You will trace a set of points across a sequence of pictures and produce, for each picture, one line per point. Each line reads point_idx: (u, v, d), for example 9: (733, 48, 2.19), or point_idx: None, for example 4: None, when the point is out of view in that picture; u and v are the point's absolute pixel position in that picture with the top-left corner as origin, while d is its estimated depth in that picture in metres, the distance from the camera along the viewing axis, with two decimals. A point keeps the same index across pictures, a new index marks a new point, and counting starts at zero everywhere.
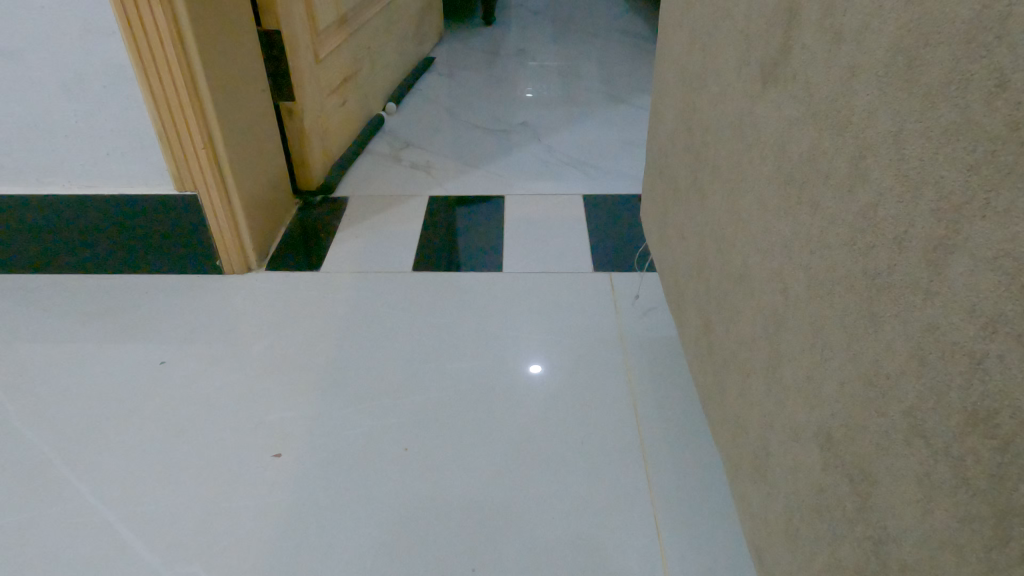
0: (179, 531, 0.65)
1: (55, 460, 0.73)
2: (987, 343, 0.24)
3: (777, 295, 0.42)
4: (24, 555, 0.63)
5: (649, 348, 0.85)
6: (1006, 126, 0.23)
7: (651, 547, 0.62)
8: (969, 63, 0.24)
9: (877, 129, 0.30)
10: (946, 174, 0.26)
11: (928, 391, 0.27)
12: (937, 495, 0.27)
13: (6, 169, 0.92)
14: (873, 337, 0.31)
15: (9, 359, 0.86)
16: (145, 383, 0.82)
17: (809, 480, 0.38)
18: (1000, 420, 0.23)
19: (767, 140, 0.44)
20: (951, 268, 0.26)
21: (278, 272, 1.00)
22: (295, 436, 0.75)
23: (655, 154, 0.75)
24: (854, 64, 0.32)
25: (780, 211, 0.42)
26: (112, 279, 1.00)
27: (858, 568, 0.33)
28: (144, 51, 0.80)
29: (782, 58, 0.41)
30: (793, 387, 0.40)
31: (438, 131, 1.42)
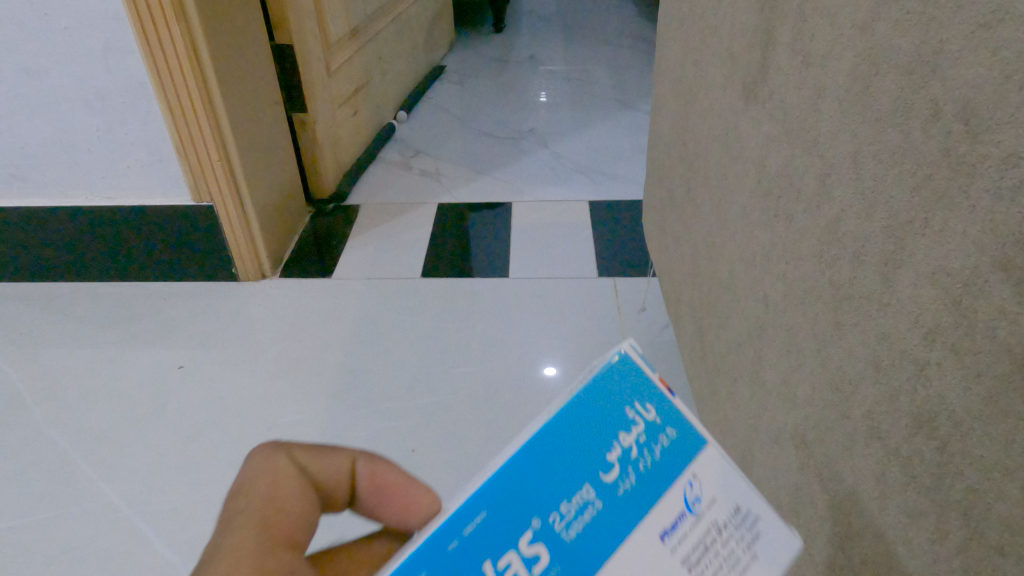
0: (197, 528, 0.68)
1: (79, 460, 0.76)
2: (928, 351, 0.26)
3: (758, 302, 0.44)
4: (51, 550, 0.67)
5: (651, 351, 0.87)
6: (940, 152, 0.25)
7: None
8: (911, 92, 0.26)
9: (839, 150, 0.32)
10: (894, 193, 0.28)
11: (882, 395, 0.29)
12: (891, 492, 0.29)
13: (33, 183, 0.97)
14: (838, 344, 0.33)
15: (36, 363, 0.90)
16: (164, 387, 0.86)
17: (787, 479, 0.40)
18: (939, 423, 0.25)
19: (749, 155, 0.46)
20: (899, 282, 0.28)
21: (291, 279, 1.03)
22: (306, 438, 0.77)
23: (652, 162, 0.77)
24: (820, 87, 0.34)
25: (761, 223, 0.44)
26: (133, 286, 1.04)
27: (828, 561, 0.35)
28: (162, 67, 0.84)
29: (761, 77, 0.43)
30: (773, 390, 0.42)
31: (447, 139, 1.45)
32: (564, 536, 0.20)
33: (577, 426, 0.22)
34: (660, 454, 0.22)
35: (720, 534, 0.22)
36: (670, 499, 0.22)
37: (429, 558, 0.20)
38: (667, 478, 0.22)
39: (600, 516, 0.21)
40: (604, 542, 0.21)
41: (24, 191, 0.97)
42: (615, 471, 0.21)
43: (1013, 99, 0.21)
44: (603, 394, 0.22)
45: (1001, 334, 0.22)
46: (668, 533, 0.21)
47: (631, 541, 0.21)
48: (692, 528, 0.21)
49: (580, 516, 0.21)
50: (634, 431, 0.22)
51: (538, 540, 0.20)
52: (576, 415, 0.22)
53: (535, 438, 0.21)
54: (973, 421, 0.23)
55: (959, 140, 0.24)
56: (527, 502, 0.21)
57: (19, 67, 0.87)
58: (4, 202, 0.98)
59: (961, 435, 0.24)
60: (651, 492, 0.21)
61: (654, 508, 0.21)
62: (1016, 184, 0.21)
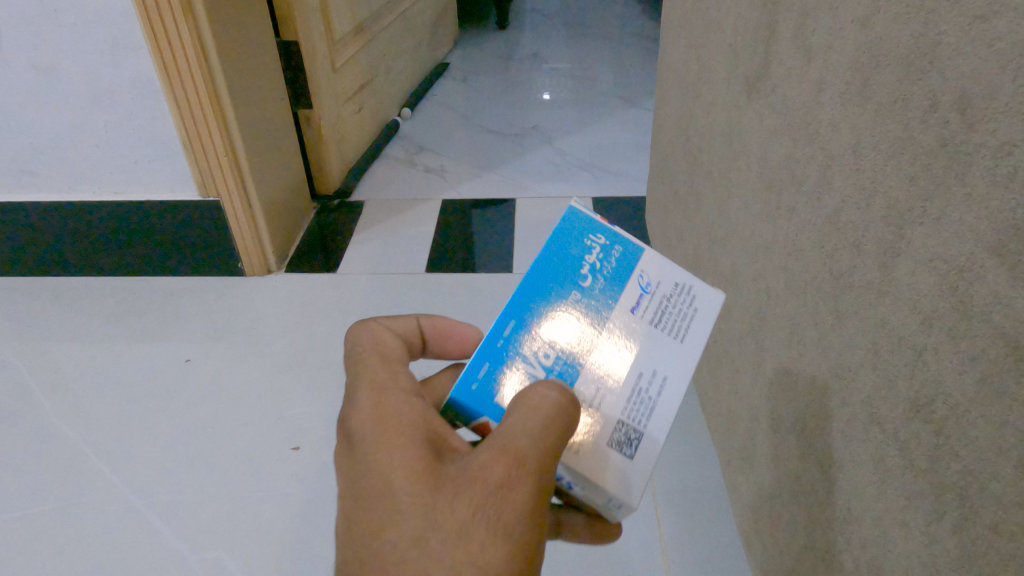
0: (204, 519, 0.69)
1: (88, 452, 0.77)
2: (926, 336, 0.26)
3: (760, 294, 0.45)
4: (62, 539, 0.68)
5: None
6: (937, 142, 0.25)
7: (651, 536, 0.65)
8: (910, 84, 0.27)
9: (840, 142, 0.33)
10: (894, 182, 0.28)
11: (881, 381, 0.30)
12: (889, 476, 0.29)
13: (41, 178, 0.97)
14: (838, 333, 0.34)
15: (44, 356, 0.91)
16: (172, 380, 0.86)
17: (788, 467, 0.41)
18: (936, 407, 0.26)
19: (752, 149, 0.46)
20: (897, 269, 0.28)
21: (296, 274, 1.04)
22: (312, 431, 0.78)
23: (656, 157, 0.78)
24: (822, 81, 0.35)
25: (763, 215, 0.44)
26: (140, 280, 1.05)
27: (828, 546, 0.36)
28: (169, 63, 0.84)
29: (764, 72, 0.44)
30: (775, 380, 0.43)
31: (451, 136, 1.46)
32: (571, 322, 0.34)
33: (548, 270, 0.35)
34: (614, 265, 0.35)
35: (668, 299, 0.35)
36: (631, 286, 0.35)
37: (492, 347, 0.33)
38: (625, 279, 0.35)
39: (590, 307, 0.34)
40: (598, 320, 0.34)
41: (33, 186, 0.98)
42: (588, 281, 0.35)
43: (1007, 89, 0.22)
44: (567, 241, 0.35)
45: (996, 318, 0.22)
46: (636, 307, 0.34)
47: (614, 316, 0.34)
48: (650, 298, 0.35)
49: (576, 309, 0.34)
50: (593, 252, 0.35)
51: (554, 327, 0.34)
52: (555, 257, 0.35)
53: (522, 289, 0.34)
54: (968, 404, 0.24)
55: (956, 129, 0.24)
56: (540, 309, 0.34)
57: (28, 63, 0.87)
58: (13, 197, 0.99)
59: (957, 418, 0.25)
60: (617, 289, 0.35)
61: (602, 333, 0.34)
62: (1009, 171, 0.22)
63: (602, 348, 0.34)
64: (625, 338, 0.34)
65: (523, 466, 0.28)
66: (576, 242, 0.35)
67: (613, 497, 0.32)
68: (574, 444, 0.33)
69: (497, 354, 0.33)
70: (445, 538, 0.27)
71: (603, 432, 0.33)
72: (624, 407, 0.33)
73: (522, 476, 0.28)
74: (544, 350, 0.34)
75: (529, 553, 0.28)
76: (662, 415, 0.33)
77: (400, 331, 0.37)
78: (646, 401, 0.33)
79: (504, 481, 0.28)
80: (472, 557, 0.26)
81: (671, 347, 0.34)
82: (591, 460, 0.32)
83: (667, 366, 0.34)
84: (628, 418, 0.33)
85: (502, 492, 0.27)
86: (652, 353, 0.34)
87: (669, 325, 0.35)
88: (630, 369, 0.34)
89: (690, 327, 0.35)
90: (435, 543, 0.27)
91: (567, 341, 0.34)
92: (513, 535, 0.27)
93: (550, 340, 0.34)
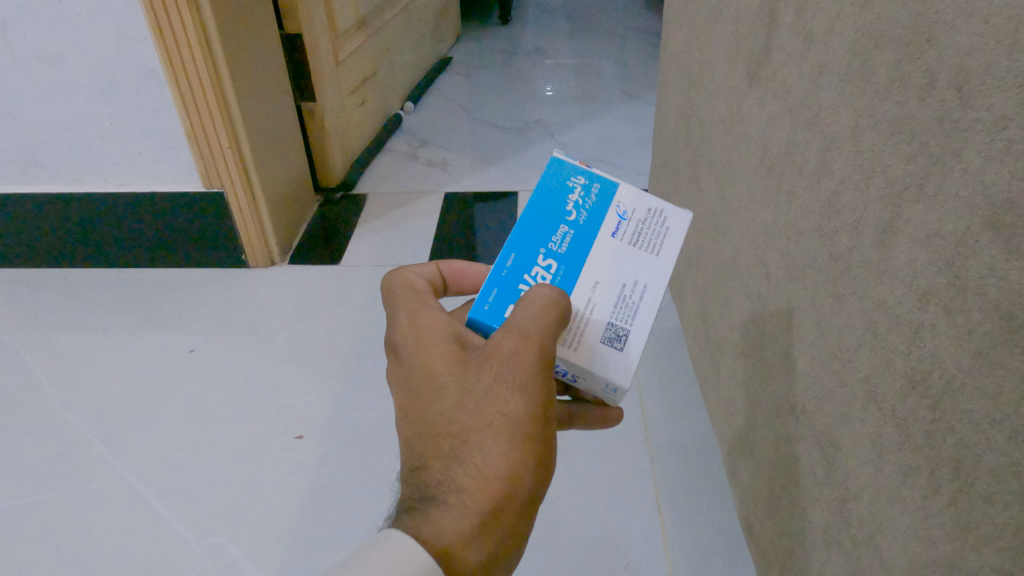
0: (209, 505, 0.70)
1: (94, 440, 0.78)
2: (923, 313, 0.27)
3: (761, 279, 0.45)
4: (68, 525, 0.69)
5: (656, 335, 0.88)
6: (935, 119, 0.26)
7: (652, 523, 0.65)
8: (908, 64, 0.27)
9: (839, 125, 0.33)
10: (892, 162, 0.29)
11: (879, 359, 0.30)
12: (886, 452, 0.30)
13: (46, 169, 0.98)
14: (837, 314, 0.34)
15: (49, 346, 0.91)
16: (176, 369, 0.87)
17: (787, 449, 0.41)
18: (932, 382, 0.26)
19: (753, 135, 0.46)
20: (895, 248, 0.28)
21: (300, 266, 1.05)
22: (315, 419, 0.79)
23: (658, 147, 0.78)
24: (822, 64, 0.35)
25: (763, 200, 0.44)
26: (145, 272, 1.05)
27: (826, 525, 0.36)
28: (173, 54, 0.84)
29: (765, 58, 0.44)
30: (775, 364, 0.43)
31: (454, 129, 1.46)
32: (563, 251, 0.38)
33: (538, 210, 0.39)
34: (594, 200, 0.39)
35: (643, 223, 0.39)
36: (611, 214, 0.39)
37: (500, 275, 0.38)
38: (605, 210, 0.39)
39: (578, 235, 0.39)
40: (586, 246, 0.38)
41: (38, 177, 0.99)
42: (575, 215, 0.39)
43: (1003, 65, 0.22)
44: (553, 183, 0.39)
45: (991, 292, 0.23)
46: (616, 231, 0.39)
47: (599, 241, 0.39)
48: (628, 222, 0.39)
49: (566, 238, 0.39)
50: (575, 192, 0.39)
51: (550, 255, 0.38)
52: (545, 197, 0.39)
53: (517, 227, 0.39)
54: (963, 377, 0.24)
55: (953, 107, 0.24)
56: (537, 240, 0.38)
57: (33, 54, 0.88)
58: (19, 188, 1.00)
59: (953, 392, 0.25)
60: (599, 218, 0.39)
61: (589, 255, 0.38)
62: (1005, 146, 0.22)
63: (591, 268, 0.38)
64: (609, 257, 0.38)
65: (528, 336, 0.33)
66: (562, 182, 0.39)
67: (608, 382, 0.38)
68: (568, 345, 0.37)
69: (504, 281, 0.38)
70: (476, 402, 0.32)
71: (594, 334, 0.37)
72: (611, 314, 0.38)
73: (530, 346, 0.33)
74: (540, 273, 0.38)
75: (547, 401, 0.33)
76: (646, 320, 0.38)
77: (423, 273, 0.41)
78: (631, 307, 0.38)
79: (514, 351, 0.33)
80: (501, 411, 0.32)
81: (648, 260, 0.38)
82: (585, 359, 0.37)
83: (647, 276, 0.38)
84: (615, 320, 0.38)
85: (513, 362, 0.32)
86: (633, 268, 0.38)
87: (646, 243, 0.39)
88: (615, 281, 0.38)
89: (665, 243, 0.39)
90: (470, 407, 0.32)
91: (562, 264, 0.38)
92: (531, 389, 0.32)
93: (548, 265, 0.38)
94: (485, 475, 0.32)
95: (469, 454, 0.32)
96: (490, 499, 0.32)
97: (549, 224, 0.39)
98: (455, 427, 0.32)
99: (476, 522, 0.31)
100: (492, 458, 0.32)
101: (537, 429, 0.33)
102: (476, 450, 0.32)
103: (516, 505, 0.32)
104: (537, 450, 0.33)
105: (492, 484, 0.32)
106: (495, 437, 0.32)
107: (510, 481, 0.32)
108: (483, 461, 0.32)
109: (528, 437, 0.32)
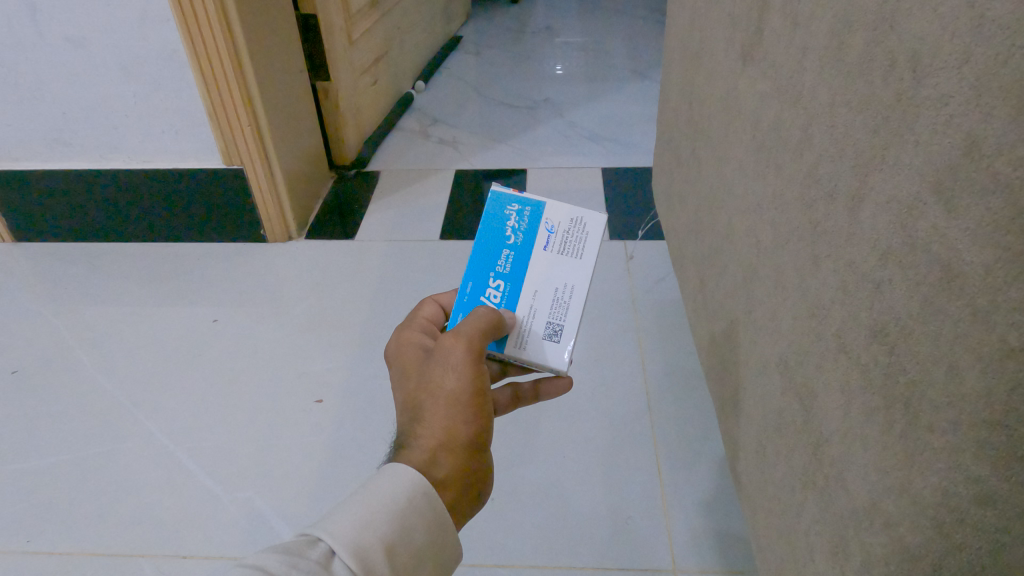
0: (236, 463, 0.75)
1: (126, 403, 0.82)
2: (882, 270, 0.30)
3: (751, 247, 0.49)
4: (105, 480, 0.74)
5: (658, 306, 0.91)
6: (895, 97, 0.29)
7: (651, 481, 0.69)
8: (875, 46, 0.30)
9: (819, 102, 0.36)
10: (860, 135, 0.32)
11: (848, 313, 0.33)
12: (853, 397, 0.33)
13: (74, 147, 1.02)
14: (814, 275, 0.37)
15: (80, 317, 0.96)
16: (201, 338, 0.92)
17: (771, 403, 0.45)
18: (888, 330, 0.30)
19: (747, 111, 0.49)
20: (862, 212, 0.32)
21: (316, 241, 1.09)
22: (334, 385, 0.83)
23: (662, 124, 0.81)
24: (806, 46, 0.38)
25: (755, 172, 0.48)
26: (169, 247, 1.10)
27: (801, 468, 0.40)
28: (196, 37, 0.88)
29: (757, 39, 0.47)
30: (762, 324, 0.46)
31: (464, 108, 1.49)
32: (506, 270, 0.51)
33: (485, 241, 0.51)
34: (527, 223, 0.52)
35: (568, 232, 0.52)
36: (541, 232, 0.52)
37: (463, 299, 0.50)
38: (536, 229, 0.52)
39: (518, 254, 0.51)
40: (524, 264, 0.51)
41: (66, 154, 1.03)
42: (513, 239, 0.51)
43: (946, 49, 0.25)
44: (495, 216, 0.52)
45: (934, 247, 0.26)
46: (547, 245, 0.51)
47: (535, 257, 0.51)
48: (555, 235, 0.52)
49: (509, 259, 0.51)
50: (512, 220, 0.52)
51: (499, 276, 0.51)
52: (489, 230, 0.52)
53: (470, 259, 0.51)
54: (913, 323, 0.28)
55: (908, 86, 0.28)
56: (486, 266, 0.51)
57: (61, 36, 0.91)
58: (49, 166, 1.04)
59: (905, 337, 0.29)
60: (532, 238, 0.51)
61: (527, 271, 0.51)
62: (947, 119, 0.25)
63: (530, 280, 0.51)
64: (544, 268, 0.51)
65: (460, 334, 0.44)
66: (501, 215, 0.52)
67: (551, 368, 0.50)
68: (517, 344, 0.50)
69: (466, 303, 0.50)
70: (428, 380, 0.43)
71: (537, 332, 0.50)
72: (549, 314, 0.50)
73: (462, 340, 0.44)
74: (493, 293, 0.50)
75: (479, 377, 0.43)
76: (574, 313, 0.50)
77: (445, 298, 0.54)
78: (563, 305, 0.50)
79: (451, 343, 0.43)
80: (443, 384, 0.43)
81: (573, 264, 0.51)
82: (533, 351, 0.50)
83: (573, 278, 0.51)
84: (552, 319, 0.50)
85: (447, 350, 0.43)
86: (563, 273, 0.51)
87: (571, 250, 0.51)
88: (550, 287, 0.50)
89: (585, 247, 0.52)
90: (423, 385, 0.43)
91: (507, 282, 0.51)
92: (463, 369, 0.43)
93: (497, 285, 0.51)
94: (435, 429, 0.42)
95: (424, 416, 0.42)
96: (439, 445, 0.42)
97: (494, 250, 0.51)
98: (415, 400, 0.43)
99: (431, 463, 0.41)
100: (439, 417, 0.42)
101: (472, 395, 0.43)
102: (429, 413, 0.42)
103: (462, 452, 0.42)
104: (473, 412, 0.43)
105: (441, 435, 0.42)
106: (441, 404, 0.42)
107: (455, 433, 0.42)
108: (433, 420, 0.42)
109: (465, 402, 0.42)
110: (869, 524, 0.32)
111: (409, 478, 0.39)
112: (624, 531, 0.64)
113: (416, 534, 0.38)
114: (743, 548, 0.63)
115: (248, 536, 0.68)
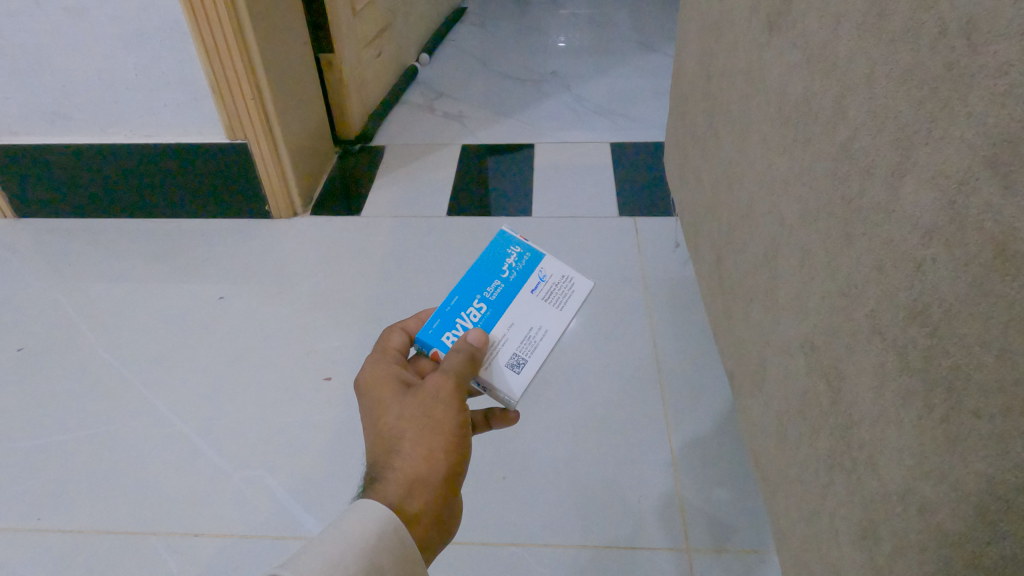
0: (245, 441, 0.74)
1: (133, 381, 0.82)
2: (925, 249, 0.29)
3: (774, 224, 0.47)
4: (113, 458, 0.73)
5: (670, 284, 0.90)
6: (947, 68, 0.28)
7: (664, 460, 0.68)
8: (924, 12, 0.29)
9: (855, 73, 0.35)
10: (903, 108, 0.31)
11: (884, 294, 0.32)
12: (887, 380, 0.32)
13: (74, 120, 1.00)
14: (846, 255, 0.36)
15: (83, 295, 0.95)
16: (207, 315, 0.91)
17: (795, 384, 0.44)
18: (931, 311, 0.29)
19: (772, 83, 0.48)
20: (903, 188, 0.31)
21: (321, 217, 1.07)
22: (342, 362, 0.83)
23: (677, 96, 0.79)
24: (841, 14, 0.37)
25: (780, 146, 0.46)
26: (173, 223, 1.09)
27: (828, 451, 0.38)
28: (198, 8, 0.85)
29: (785, 8, 0.45)
30: (785, 303, 0.45)
31: (470, 82, 1.46)
32: (488, 296, 0.49)
33: (480, 267, 0.51)
34: (523, 266, 0.51)
35: (556, 284, 0.51)
36: (533, 278, 0.51)
37: (443, 310, 0.49)
38: (529, 274, 0.51)
39: (507, 287, 0.50)
40: (509, 297, 0.50)
41: (66, 128, 1.01)
42: (507, 274, 0.50)
43: (1010, 15, 0.24)
44: (496, 251, 0.52)
45: (987, 226, 0.25)
46: (534, 289, 0.50)
47: (519, 296, 0.50)
48: (543, 283, 0.51)
49: (498, 290, 0.50)
50: (510, 258, 0.51)
51: (483, 300, 0.49)
52: (486, 260, 0.51)
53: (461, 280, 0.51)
54: (960, 304, 0.27)
55: (962, 55, 0.27)
56: (473, 289, 0.50)
57: (58, 6, 0.88)
58: (48, 140, 1.02)
59: (950, 319, 0.27)
60: (523, 279, 0.51)
61: (509, 301, 0.49)
62: (1006, 90, 0.24)
63: (511, 312, 0.49)
64: (525, 306, 0.49)
65: (450, 372, 0.43)
66: (502, 252, 0.52)
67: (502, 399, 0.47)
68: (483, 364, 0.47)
69: (444, 314, 0.49)
70: (410, 413, 0.41)
71: (500, 359, 0.47)
72: (517, 346, 0.48)
73: (450, 376, 0.42)
74: (471, 313, 0.49)
75: (462, 418, 0.42)
76: (540, 356, 0.48)
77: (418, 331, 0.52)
78: (532, 343, 0.48)
79: (439, 380, 0.42)
80: (427, 420, 0.41)
81: (548, 310, 0.50)
82: (491, 375, 0.47)
83: (546, 323, 0.49)
84: (515, 351, 0.48)
85: (436, 385, 0.42)
86: (540, 317, 0.49)
87: (554, 299, 0.50)
88: (525, 324, 0.49)
89: (569, 302, 0.50)
90: (406, 415, 0.41)
91: (489, 307, 0.49)
92: (449, 407, 0.42)
93: (479, 306, 0.49)
94: (413, 462, 0.40)
95: (401, 447, 0.40)
96: (415, 481, 0.40)
97: (484, 276, 0.50)
98: (394, 430, 0.41)
99: (404, 499, 0.39)
100: (417, 452, 0.40)
101: (453, 435, 0.41)
102: (407, 446, 0.40)
103: (435, 492, 0.40)
104: (453, 449, 0.41)
105: (419, 470, 0.40)
106: (423, 435, 0.41)
107: (431, 470, 0.40)
108: (412, 452, 0.40)
109: (448, 437, 0.41)
110: (904, 510, 0.31)
111: (378, 516, 0.37)
112: (636, 510, 0.64)
113: (385, 567, 0.36)
114: (755, 528, 0.62)
115: (257, 517, 0.67)
